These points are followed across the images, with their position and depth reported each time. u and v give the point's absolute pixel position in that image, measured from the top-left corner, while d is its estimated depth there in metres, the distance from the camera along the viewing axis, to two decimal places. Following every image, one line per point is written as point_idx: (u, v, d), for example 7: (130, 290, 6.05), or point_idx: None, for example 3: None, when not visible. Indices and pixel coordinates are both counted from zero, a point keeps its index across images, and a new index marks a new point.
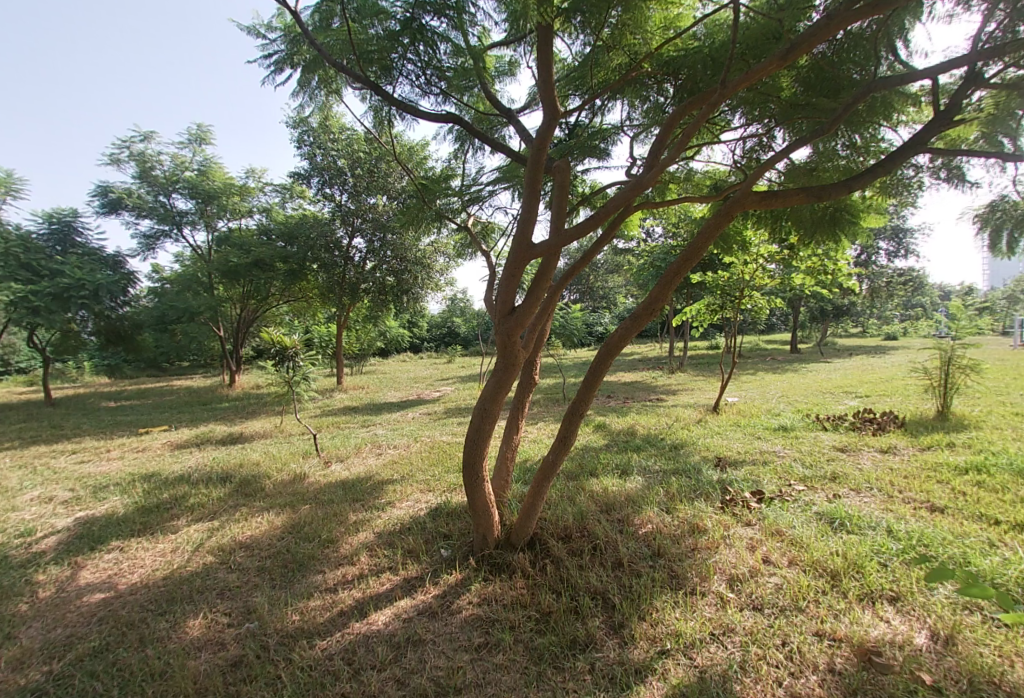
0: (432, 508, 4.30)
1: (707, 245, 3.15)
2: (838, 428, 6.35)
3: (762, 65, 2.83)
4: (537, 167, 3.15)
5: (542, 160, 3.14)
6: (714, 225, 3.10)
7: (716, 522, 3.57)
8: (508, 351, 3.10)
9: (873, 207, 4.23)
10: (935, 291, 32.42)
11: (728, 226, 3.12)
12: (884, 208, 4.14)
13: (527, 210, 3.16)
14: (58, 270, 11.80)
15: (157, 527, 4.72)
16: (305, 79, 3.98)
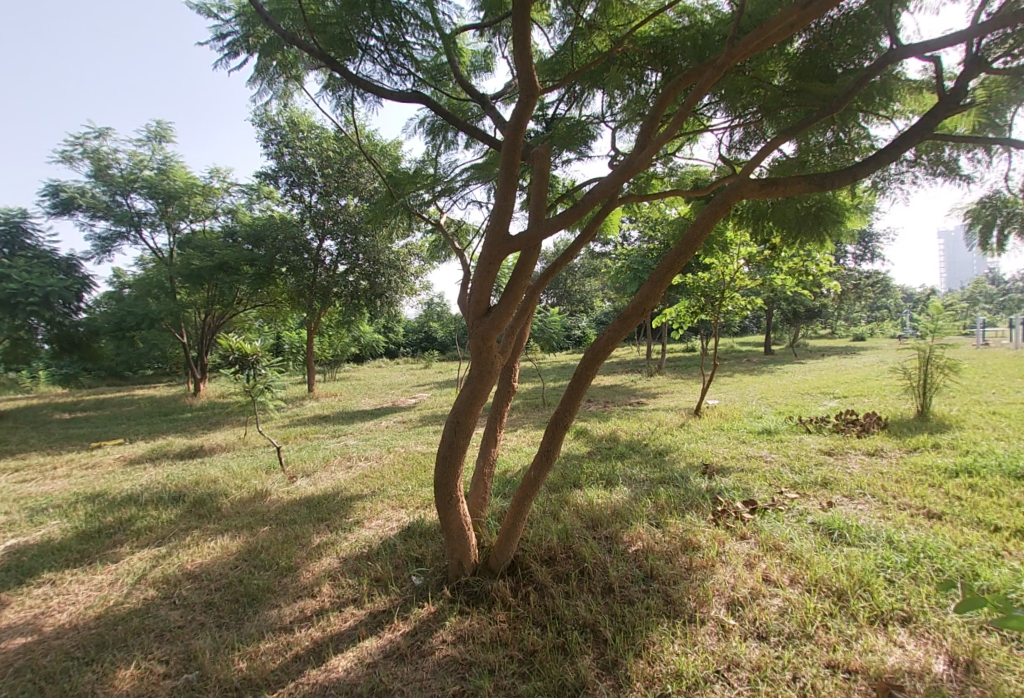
0: (403, 528, 3.97)
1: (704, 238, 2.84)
2: (822, 430, 6.21)
3: (779, 15, 2.38)
4: (513, 153, 2.85)
5: (519, 145, 2.85)
6: (710, 215, 2.78)
7: (710, 537, 3.31)
8: (483, 357, 2.79)
9: (859, 209, 4.10)
10: (898, 294, 33.39)
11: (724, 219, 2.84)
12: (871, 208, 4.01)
13: (501, 200, 2.88)
14: (4, 274, 11.08)
15: (96, 558, 4.29)
16: (263, 64, 3.68)
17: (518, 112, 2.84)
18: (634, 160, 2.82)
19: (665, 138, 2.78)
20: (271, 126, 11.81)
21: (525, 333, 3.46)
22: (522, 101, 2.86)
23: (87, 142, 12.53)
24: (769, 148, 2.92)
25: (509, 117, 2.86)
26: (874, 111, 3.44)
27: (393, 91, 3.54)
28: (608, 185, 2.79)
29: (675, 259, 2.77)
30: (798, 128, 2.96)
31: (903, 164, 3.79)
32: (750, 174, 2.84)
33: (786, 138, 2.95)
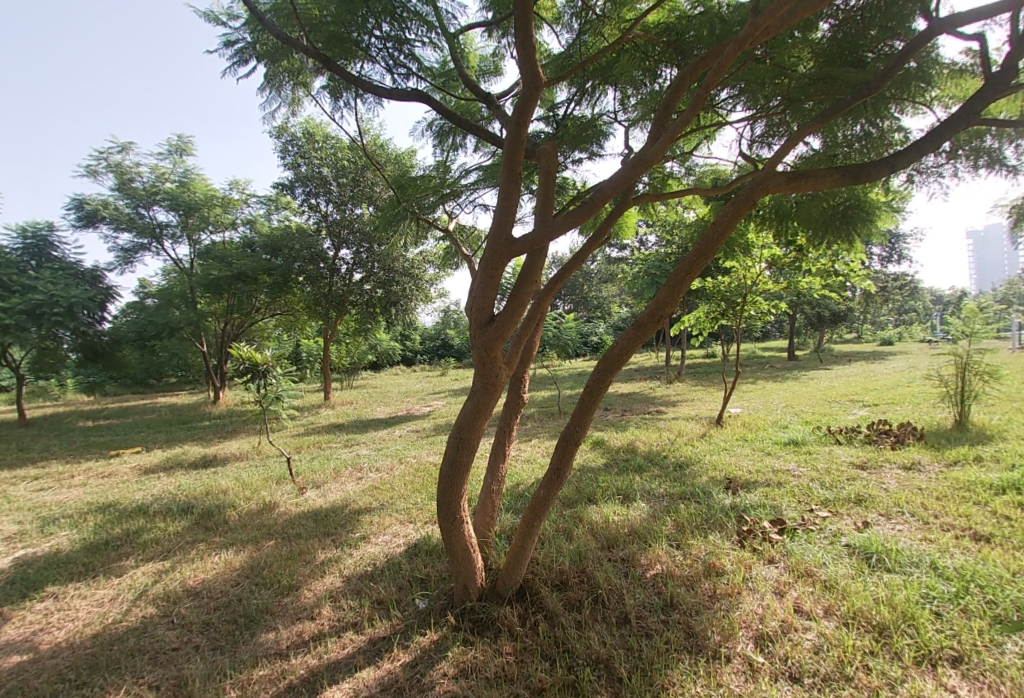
0: (409, 544, 3.81)
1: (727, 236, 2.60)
2: (853, 441, 5.88)
3: None
4: (517, 152, 2.68)
5: (522, 144, 2.68)
6: (733, 211, 2.55)
7: (736, 561, 3.08)
8: (488, 368, 2.62)
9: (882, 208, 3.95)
10: (927, 299, 32.42)
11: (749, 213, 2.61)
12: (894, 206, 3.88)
13: (504, 201, 2.72)
14: (31, 286, 11.26)
15: (100, 571, 4.20)
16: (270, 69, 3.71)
17: (520, 105, 2.67)
18: (647, 152, 2.62)
19: (680, 126, 2.57)
20: (288, 137, 11.92)
21: (535, 340, 3.29)
22: (525, 94, 2.69)
23: (111, 156, 12.75)
24: (796, 140, 2.71)
25: (511, 112, 2.70)
26: (907, 100, 3.22)
27: (395, 90, 3.44)
28: (620, 181, 2.61)
29: (695, 259, 2.56)
30: (825, 118, 2.76)
31: (941, 156, 3.51)
32: (777, 166, 2.63)
33: (813, 130, 2.74)
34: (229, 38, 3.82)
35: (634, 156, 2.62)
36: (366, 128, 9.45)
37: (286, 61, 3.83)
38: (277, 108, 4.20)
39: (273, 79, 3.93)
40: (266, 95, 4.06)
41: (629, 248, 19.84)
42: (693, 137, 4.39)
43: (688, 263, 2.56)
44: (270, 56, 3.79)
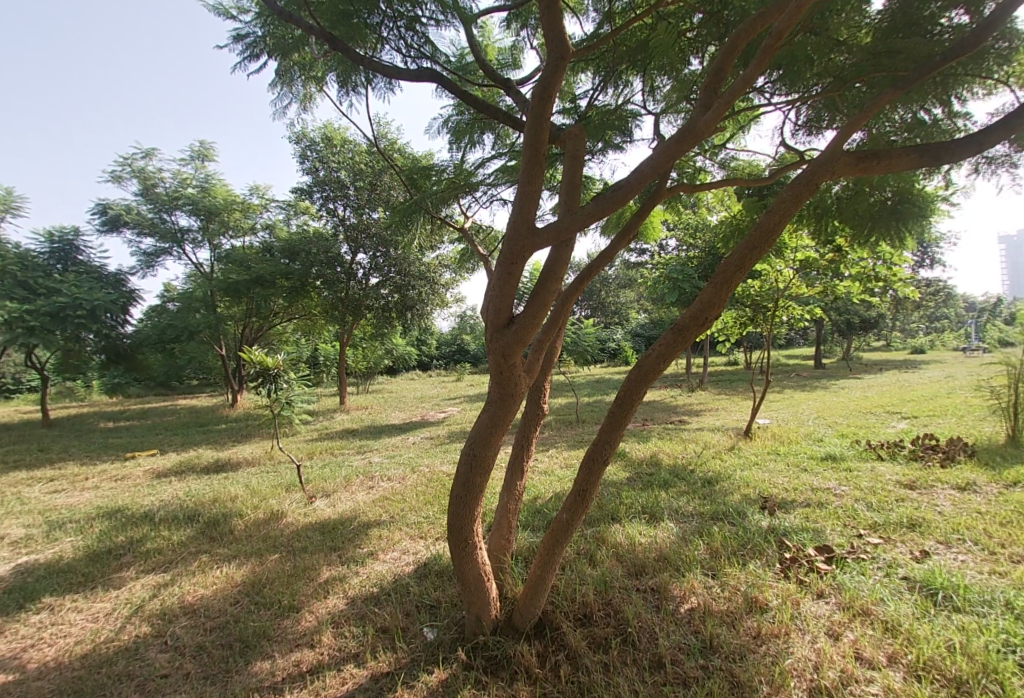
0: (418, 564, 3.55)
1: (782, 227, 2.29)
2: (897, 457, 5.45)
3: None
4: (539, 133, 2.38)
5: (545, 124, 2.38)
6: (791, 198, 2.25)
7: (781, 594, 2.78)
8: (505, 377, 2.35)
9: (924, 208, 3.67)
10: (959, 307, 31.32)
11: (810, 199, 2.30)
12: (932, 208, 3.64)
13: (526, 189, 2.42)
14: (55, 288, 11.33)
15: (98, 583, 4.01)
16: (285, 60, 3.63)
17: (543, 81, 2.37)
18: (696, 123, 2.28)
19: (734, 94, 2.23)
20: (308, 142, 11.89)
21: (555, 347, 3.01)
22: (549, 67, 2.38)
23: (134, 161, 12.84)
24: (861, 118, 2.41)
25: (532, 89, 2.40)
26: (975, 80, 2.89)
27: (407, 71, 3.27)
28: (656, 164, 2.29)
29: (747, 253, 2.25)
30: (895, 94, 2.45)
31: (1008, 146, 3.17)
32: (842, 147, 2.33)
33: (879, 106, 2.43)
34: (239, 31, 3.66)
35: (678, 132, 2.29)
36: (384, 131, 9.31)
37: (299, 52, 3.65)
38: (289, 104, 4.04)
39: (286, 73, 3.76)
40: (278, 91, 3.90)
41: (648, 253, 19.45)
42: (725, 130, 4.10)
43: (737, 258, 2.25)
44: (281, 46, 3.59)
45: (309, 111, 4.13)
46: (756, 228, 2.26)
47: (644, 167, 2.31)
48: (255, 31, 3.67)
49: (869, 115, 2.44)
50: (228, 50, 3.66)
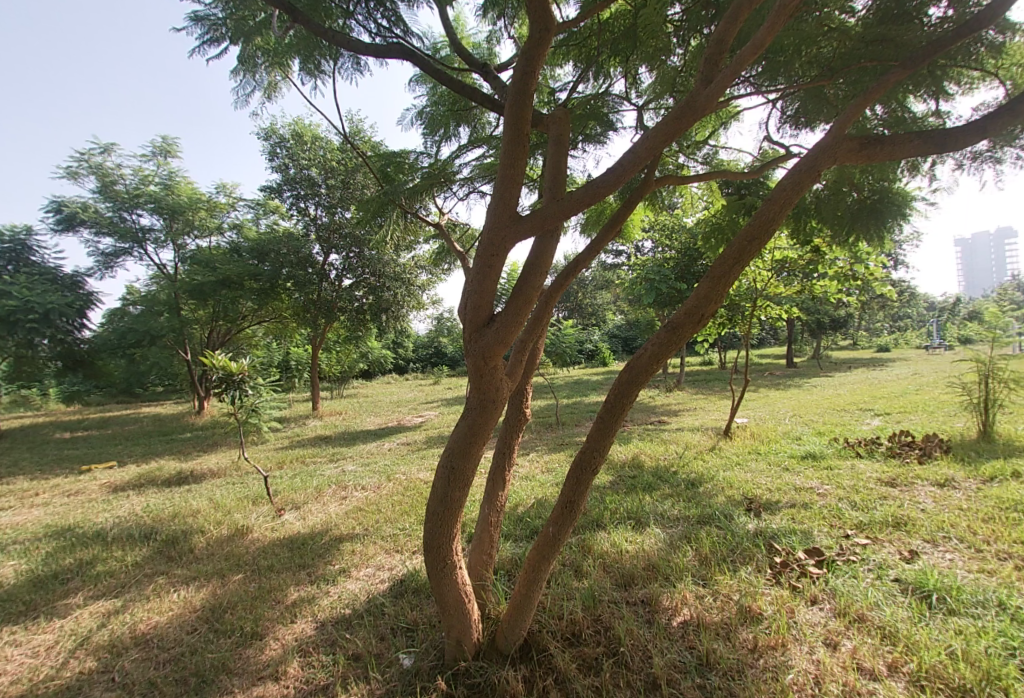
0: (394, 581, 3.37)
1: (782, 216, 2.18)
2: (875, 455, 5.44)
3: None
4: (521, 115, 2.20)
5: (528, 104, 2.21)
6: (791, 186, 2.14)
7: (776, 601, 2.67)
8: (485, 382, 2.18)
9: (902, 205, 3.66)
10: (920, 306, 32.34)
11: (810, 187, 2.20)
12: (908, 207, 3.65)
13: (506, 176, 2.24)
14: (5, 291, 10.69)
15: (41, 611, 3.70)
16: (248, 52, 3.45)
17: (526, 56, 2.20)
18: (696, 99, 2.13)
19: (737, 69, 2.09)
20: (277, 139, 11.54)
21: (537, 348, 2.87)
22: (533, 40, 2.21)
23: (92, 158, 12.26)
24: (863, 103, 2.31)
25: (514, 65, 2.23)
26: (959, 71, 2.86)
27: (373, 47, 3.11)
28: (648, 147, 2.15)
29: (745, 246, 2.14)
30: (892, 78, 2.38)
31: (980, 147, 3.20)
32: (841, 133, 2.24)
33: (878, 90, 2.35)
34: (197, 13, 3.41)
35: (675, 110, 2.14)
36: (356, 127, 9.04)
37: (263, 40, 3.44)
38: (252, 92, 3.81)
39: (249, 60, 3.55)
40: (240, 79, 3.68)
41: (625, 252, 19.48)
42: (704, 127, 4.04)
43: (734, 251, 2.13)
44: (243, 33, 3.38)
45: (274, 101, 3.91)
46: (754, 219, 2.15)
47: (635, 151, 2.16)
48: (214, 11, 3.42)
49: (868, 98, 2.35)
50: (185, 32, 3.41)
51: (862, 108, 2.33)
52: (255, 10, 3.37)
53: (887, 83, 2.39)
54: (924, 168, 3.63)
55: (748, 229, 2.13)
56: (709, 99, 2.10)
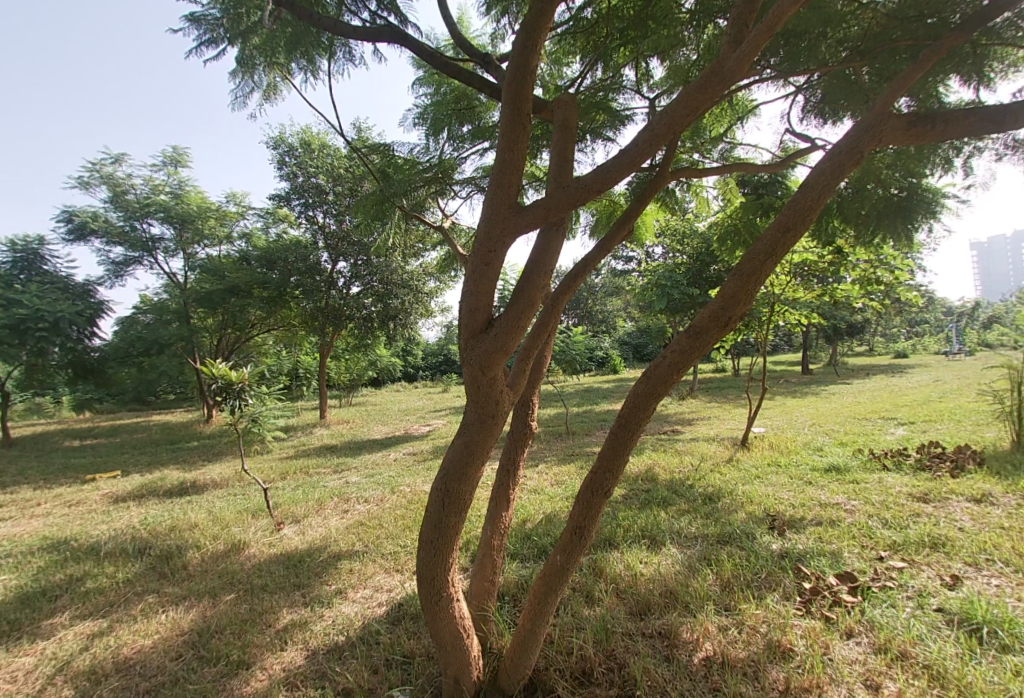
0: (392, 605, 3.17)
1: (820, 205, 1.95)
2: (903, 467, 5.14)
3: None
4: (520, 96, 2.01)
5: (528, 84, 2.02)
6: (828, 170, 1.92)
7: (808, 635, 2.42)
8: (483, 393, 1.98)
9: (935, 202, 3.42)
10: (938, 312, 31.68)
11: (851, 172, 1.96)
12: (941, 204, 3.41)
13: (504, 165, 2.05)
14: (15, 300, 10.67)
15: (26, 631, 3.54)
16: (244, 51, 3.30)
17: (526, 29, 2.01)
18: (723, 66, 1.91)
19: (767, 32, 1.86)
20: (285, 147, 11.51)
21: (544, 354, 2.68)
22: (534, 11, 2.02)
23: (103, 168, 12.28)
24: (915, 73, 2.08)
25: (514, 39, 2.04)
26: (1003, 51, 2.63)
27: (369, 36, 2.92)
28: (666, 126, 1.96)
29: (777, 239, 1.91)
30: (938, 51, 2.14)
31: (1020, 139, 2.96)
32: (884, 113, 2.01)
33: (922, 66, 2.12)
34: (195, 13, 3.20)
35: (697, 82, 1.93)
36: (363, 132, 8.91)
37: (257, 39, 3.27)
38: (251, 96, 3.61)
39: (247, 62, 3.36)
40: (239, 80, 3.49)
41: (636, 258, 19.24)
42: (719, 123, 3.82)
43: (765, 245, 1.91)
44: (237, 32, 3.21)
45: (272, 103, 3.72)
46: (788, 208, 1.93)
47: (650, 131, 1.97)
48: (211, 12, 3.21)
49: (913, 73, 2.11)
50: (180, 33, 3.19)
51: (908, 82, 2.09)
52: (254, 10, 3.18)
53: (937, 52, 2.16)
54: (957, 163, 3.38)
55: (781, 219, 1.91)
56: (738, 62, 1.87)
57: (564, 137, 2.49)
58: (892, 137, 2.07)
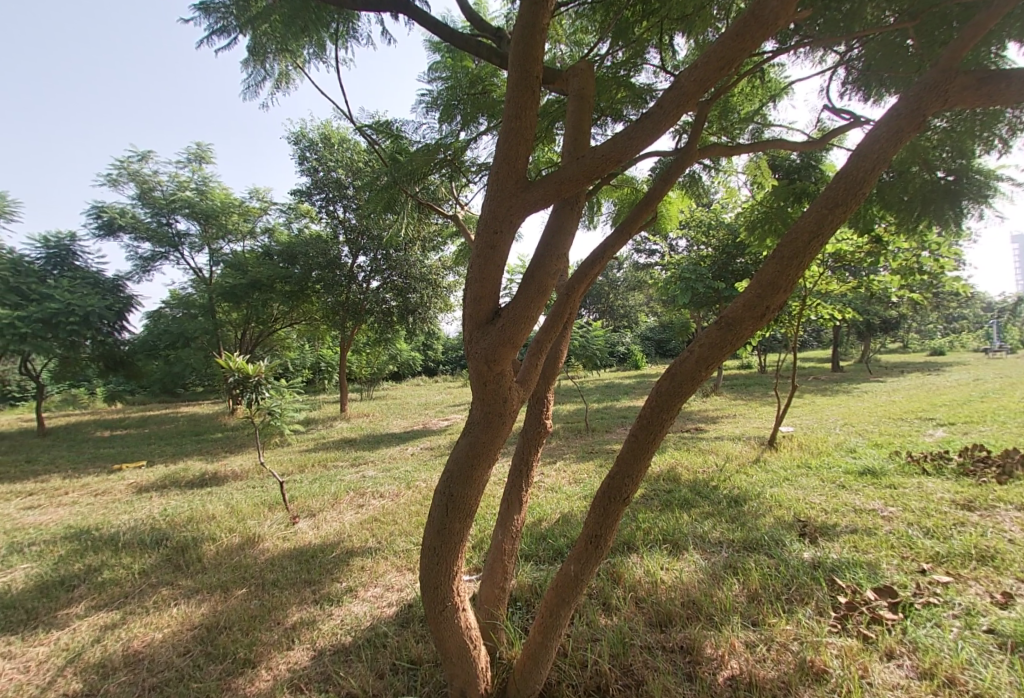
0: (401, 607, 3.08)
1: (869, 180, 1.76)
2: (944, 472, 4.85)
3: None
4: (529, 61, 1.86)
5: (538, 47, 1.86)
6: (878, 139, 1.74)
7: (845, 654, 2.24)
8: (489, 390, 1.84)
9: (989, 185, 3.16)
10: (976, 308, 30.44)
11: (904, 142, 1.77)
12: (995, 186, 3.15)
13: (512, 140, 1.91)
14: (47, 294, 10.91)
15: (42, 621, 3.54)
16: (256, 43, 3.21)
17: None
18: (761, 18, 1.77)
19: None
20: (306, 142, 11.53)
21: (560, 347, 2.54)
22: None
23: (130, 165, 12.47)
24: (980, 27, 1.90)
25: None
26: None
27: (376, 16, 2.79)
28: (696, 83, 1.84)
29: (821, 219, 1.73)
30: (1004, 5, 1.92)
31: None
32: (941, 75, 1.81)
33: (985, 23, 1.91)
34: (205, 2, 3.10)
35: (728, 40, 1.79)
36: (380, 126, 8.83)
37: (267, 25, 3.11)
38: (263, 85, 3.52)
39: (258, 50, 3.27)
40: (250, 69, 3.40)
41: (659, 252, 18.87)
42: (749, 102, 3.58)
43: (810, 223, 1.73)
44: (247, 19, 3.07)
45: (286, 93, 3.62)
46: (838, 179, 1.75)
47: (676, 90, 1.86)
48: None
49: (974, 33, 1.90)
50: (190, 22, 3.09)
51: (969, 40, 1.89)
52: None
53: None
54: (1014, 142, 3.12)
55: (830, 193, 1.73)
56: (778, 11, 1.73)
57: (580, 107, 2.36)
58: (958, 98, 1.89)
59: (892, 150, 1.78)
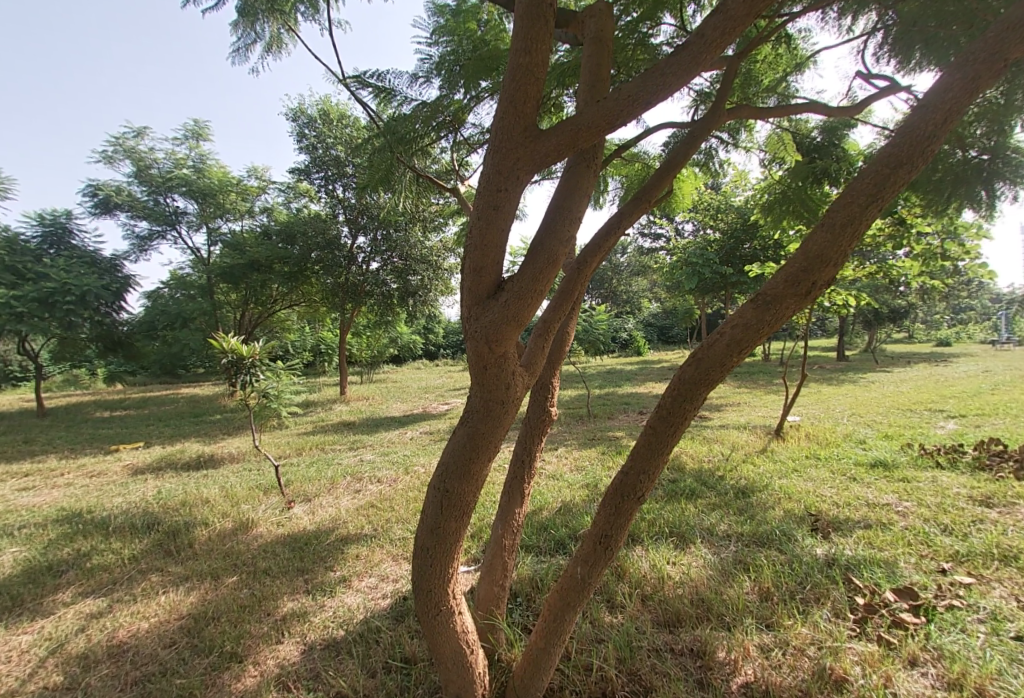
0: (396, 600, 2.96)
1: (928, 142, 1.57)
2: (959, 466, 4.69)
3: None
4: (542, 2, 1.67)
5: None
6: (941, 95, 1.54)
7: (866, 662, 2.11)
8: (489, 371, 1.68)
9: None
10: (983, 297, 30.05)
11: (968, 101, 1.58)
12: None
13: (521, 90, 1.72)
14: (43, 273, 10.74)
15: (27, 608, 3.43)
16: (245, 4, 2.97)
17: None
18: None
19: None
20: (304, 119, 11.24)
21: (568, 327, 2.38)
22: None
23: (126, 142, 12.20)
24: None
25: None
26: None
27: None
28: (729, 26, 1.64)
29: (872, 186, 1.55)
30: None
31: None
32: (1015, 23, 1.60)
33: None
34: None
35: None
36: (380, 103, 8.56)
37: None
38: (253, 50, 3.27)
39: (246, 11, 3.01)
40: (239, 32, 3.14)
41: (664, 236, 18.55)
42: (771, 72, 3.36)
43: (858, 193, 1.55)
44: None
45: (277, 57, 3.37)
46: (895, 139, 1.56)
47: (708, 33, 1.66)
48: None
49: None
50: None
51: None
52: None
53: None
54: None
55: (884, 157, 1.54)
56: None
57: (596, 58, 2.16)
58: None
59: (954, 110, 1.59)
